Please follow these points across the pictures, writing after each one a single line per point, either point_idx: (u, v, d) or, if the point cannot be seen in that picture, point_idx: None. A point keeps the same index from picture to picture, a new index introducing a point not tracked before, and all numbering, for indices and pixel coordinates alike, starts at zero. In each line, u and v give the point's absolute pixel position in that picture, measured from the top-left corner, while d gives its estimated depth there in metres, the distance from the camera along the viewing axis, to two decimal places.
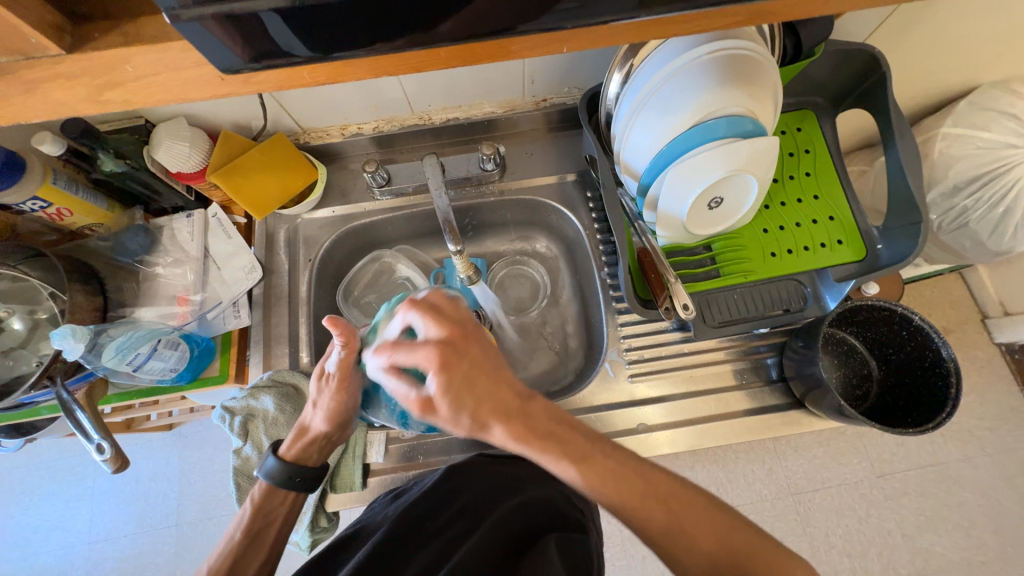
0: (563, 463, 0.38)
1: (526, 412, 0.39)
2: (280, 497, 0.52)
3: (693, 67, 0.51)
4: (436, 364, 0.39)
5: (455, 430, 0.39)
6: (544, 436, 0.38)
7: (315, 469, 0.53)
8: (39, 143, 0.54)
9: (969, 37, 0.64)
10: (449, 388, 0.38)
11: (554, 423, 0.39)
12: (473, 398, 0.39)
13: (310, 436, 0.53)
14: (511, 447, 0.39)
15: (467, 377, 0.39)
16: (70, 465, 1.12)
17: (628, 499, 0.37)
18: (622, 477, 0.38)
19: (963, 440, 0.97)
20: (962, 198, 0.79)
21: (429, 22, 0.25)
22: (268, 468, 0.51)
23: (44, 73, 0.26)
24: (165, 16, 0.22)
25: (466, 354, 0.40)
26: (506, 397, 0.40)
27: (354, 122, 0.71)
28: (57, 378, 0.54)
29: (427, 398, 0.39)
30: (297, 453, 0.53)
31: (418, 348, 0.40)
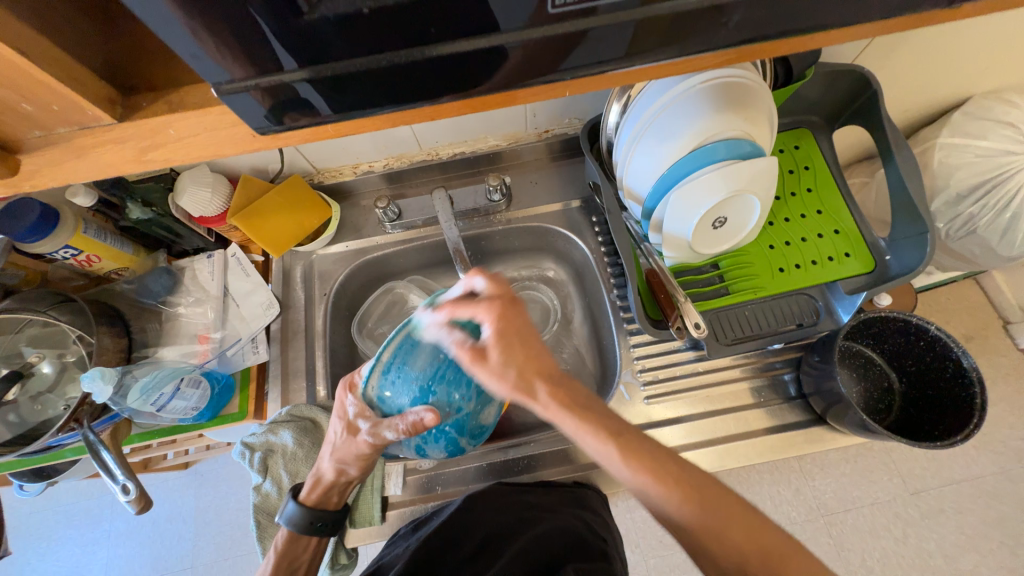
0: (604, 440, 0.40)
1: (569, 383, 0.42)
2: (304, 544, 0.53)
3: (690, 96, 0.53)
4: (496, 315, 0.41)
5: (500, 386, 0.41)
6: (584, 408, 0.41)
7: (336, 513, 0.53)
8: (72, 195, 0.58)
9: (957, 52, 0.66)
10: (506, 338, 0.41)
11: (595, 403, 0.42)
12: (524, 353, 0.42)
13: (328, 483, 0.52)
14: (553, 412, 0.41)
15: (522, 332, 0.42)
16: (87, 508, 1.12)
17: (667, 486, 0.39)
18: (659, 461, 0.40)
19: (999, 452, 0.93)
20: (968, 205, 0.80)
21: (442, 78, 0.28)
22: (289, 514, 0.51)
23: (97, 140, 0.29)
24: (213, 91, 0.25)
25: (517, 315, 0.42)
26: (551, 363, 0.43)
27: (366, 161, 0.74)
28: (83, 421, 0.56)
29: (479, 347, 0.41)
30: (316, 497, 0.53)
31: (479, 303, 0.42)
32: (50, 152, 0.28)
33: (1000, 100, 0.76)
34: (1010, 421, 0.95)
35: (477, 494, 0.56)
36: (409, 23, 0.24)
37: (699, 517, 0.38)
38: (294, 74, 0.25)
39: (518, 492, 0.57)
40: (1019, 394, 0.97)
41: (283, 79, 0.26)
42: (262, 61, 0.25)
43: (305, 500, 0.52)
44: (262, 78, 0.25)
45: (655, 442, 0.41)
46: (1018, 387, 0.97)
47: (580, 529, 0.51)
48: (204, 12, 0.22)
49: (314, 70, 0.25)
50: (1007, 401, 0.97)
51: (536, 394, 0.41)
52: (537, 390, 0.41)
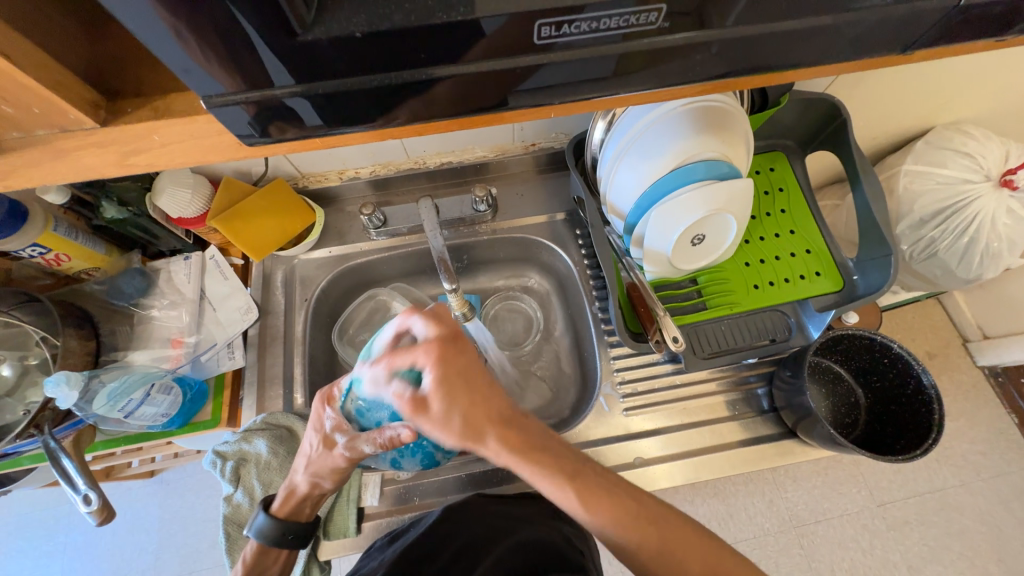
0: (556, 484, 0.38)
1: (518, 423, 0.40)
2: (273, 556, 0.51)
3: (671, 118, 0.55)
4: (435, 360, 0.39)
5: (446, 437, 0.38)
6: (537, 449, 0.39)
7: (307, 525, 0.52)
8: (43, 192, 0.56)
9: (919, 87, 0.70)
10: (449, 381, 0.39)
11: (552, 439, 0.41)
12: (468, 399, 0.39)
13: (300, 496, 0.51)
14: (504, 459, 0.38)
15: (466, 373, 0.39)
16: (42, 519, 1.06)
17: (623, 520, 0.38)
18: (614, 497, 0.39)
19: (958, 465, 0.97)
20: (929, 229, 0.84)
21: (432, 95, 0.28)
22: (259, 526, 0.50)
23: (78, 143, 0.28)
24: (202, 101, 0.26)
25: (462, 354, 0.40)
26: (499, 405, 0.40)
27: (352, 167, 0.74)
28: (44, 427, 0.53)
29: (421, 397, 0.38)
30: (288, 509, 0.51)
31: (417, 348, 0.40)
32: (25, 153, 0.28)
33: (959, 132, 0.81)
34: (968, 436, 1.00)
35: (456, 505, 0.55)
36: (404, 45, 0.25)
37: (656, 543, 0.38)
38: (288, 89, 0.26)
39: (496, 503, 0.57)
40: (977, 409, 1.02)
41: (276, 93, 0.26)
42: (253, 74, 0.25)
43: (277, 513, 0.51)
44: (254, 91, 0.26)
45: (608, 478, 0.40)
46: (976, 403, 1.02)
47: (556, 541, 0.51)
48: (197, 24, 0.22)
49: (307, 86, 0.26)
50: (966, 416, 1.01)
51: (486, 441, 0.38)
52: (484, 437, 0.38)
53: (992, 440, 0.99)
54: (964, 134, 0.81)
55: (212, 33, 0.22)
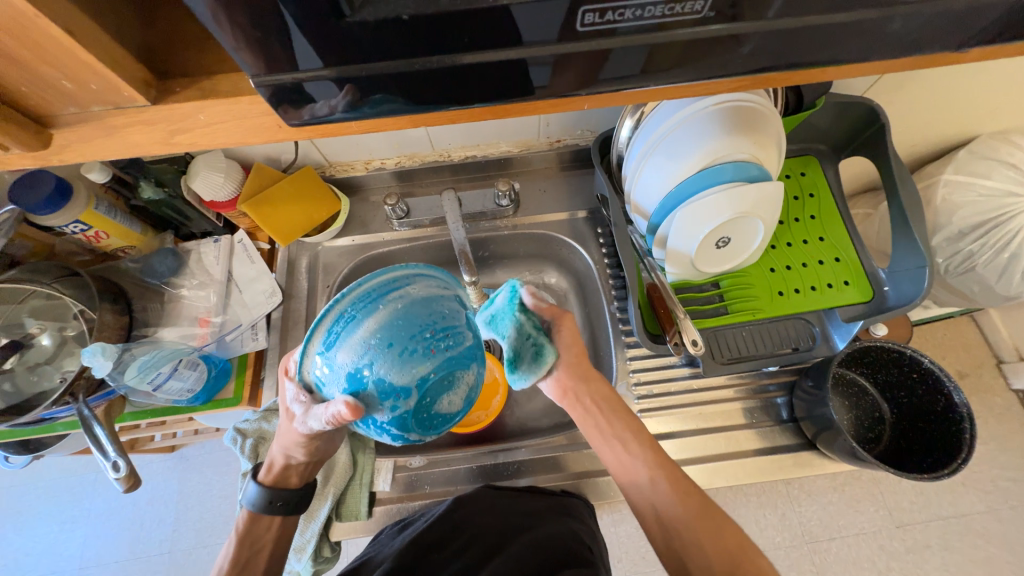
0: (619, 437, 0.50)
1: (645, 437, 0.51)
2: (265, 525, 0.52)
3: (702, 117, 0.54)
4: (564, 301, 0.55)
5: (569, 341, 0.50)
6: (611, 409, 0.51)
7: (294, 491, 0.52)
8: (87, 170, 0.59)
9: (965, 93, 0.67)
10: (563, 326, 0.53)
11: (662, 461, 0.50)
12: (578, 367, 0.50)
13: (283, 466, 0.51)
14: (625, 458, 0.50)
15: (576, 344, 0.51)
16: (69, 485, 1.11)
17: (657, 482, 0.48)
18: (661, 459, 0.49)
19: (987, 491, 0.94)
20: (968, 243, 0.81)
21: (468, 84, 0.28)
22: (250, 495, 0.51)
23: (128, 120, 0.29)
24: (249, 81, 0.26)
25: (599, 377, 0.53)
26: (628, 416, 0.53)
27: (378, 158, 0.75)
28: (78, 396, 0.56)
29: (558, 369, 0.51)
30: (276, 477, 0.52)
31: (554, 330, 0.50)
32: (80, 128, 0.29)
33: (1006, 142, 0.77)
34: (999, 460, 0.96)
35: (466, 495, 0.56)
36: (441, 31, 0.25)
37: (683, 513, 0.46)
38: (317, 72, 0.26)
39: (506, 496, 0.57)
40: (1010, 434, 0.97)
41: (321, 75, 0.26)
42: (296, 57, 0.26)
43: (266, 481, 0.52)
44: (287, 74, 0.26)
45: (691, 480, 0.49)
46: (1009, 427, 0.98)
47: (567, 536, 0.51)
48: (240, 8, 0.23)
49: (335, 69, 0.26)
50: (997, 440, 0.97)
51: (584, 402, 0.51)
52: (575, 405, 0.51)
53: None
54: (1012, 144, 0.77)
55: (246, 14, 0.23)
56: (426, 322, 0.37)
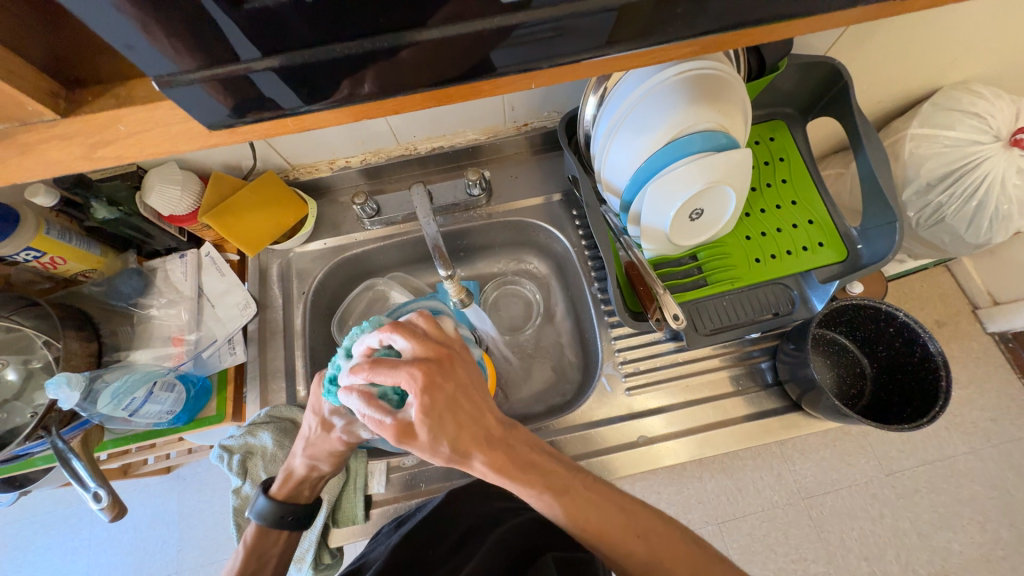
0: (531, 482, 0.42)
1: (508, 440, 0.43)
2: (272, 538, 0.54)
3: (664, 88, 0.53)
4: (421, 388, 0.39)
5: (433, 460, 0.40)
6: (522, 465, 0.42)
7: (307, 506, 0.56)
8: (32, 194, 0.56)
9: (926, 44, 0.67)
10: (433, 413, 0.39)
11: (531, 453, 0.43)
12: (454, 424, 0.40)
13: (298, 478, 0.56)
14: (491, 478, 0.41)
15: (451, 401, 0.40)
16: (64, 517, 1.09)
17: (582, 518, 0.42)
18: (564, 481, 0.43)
19: (968, 432, 0.97)
20: (937, 194, 0.82)
21: (408, 68, 0.27)
22: (260, 508, 0.53)
23: (41, 136, 0.27)
24: (155, 83, 0.25)
25: (448, 377, 0.41)
26: (488, 425, 0.42)
27: (342, 156, 0.73)
28: (51, 428, 0.54)
29: (409, 424, 0.39)
30: (286, 492, 0.56)
31: (400, 367, 0.40)
32: None
33: (968, 91, 0.78)
34: (978, 402, 0.99)
35: (460, 488, 0.56)
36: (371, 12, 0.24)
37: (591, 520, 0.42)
38: (255, 63, 0.25)
39: (501, 485, 0.57)
40: (987, 376, 1.01)
41: (243, 68, 0.25)
42: (213, 49, 0.24)
43: (276, 495, 0.55)
44: (214, 69, 0.25)
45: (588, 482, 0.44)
46: (986, 370, 1.01)
47: (562, 521, 0.52)
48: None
49: (278, 57, 0.25)
50: (976, 383, 1.00)
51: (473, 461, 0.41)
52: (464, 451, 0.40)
53: (1001, 406, 0.98)
54: (974, 93, 0.78)
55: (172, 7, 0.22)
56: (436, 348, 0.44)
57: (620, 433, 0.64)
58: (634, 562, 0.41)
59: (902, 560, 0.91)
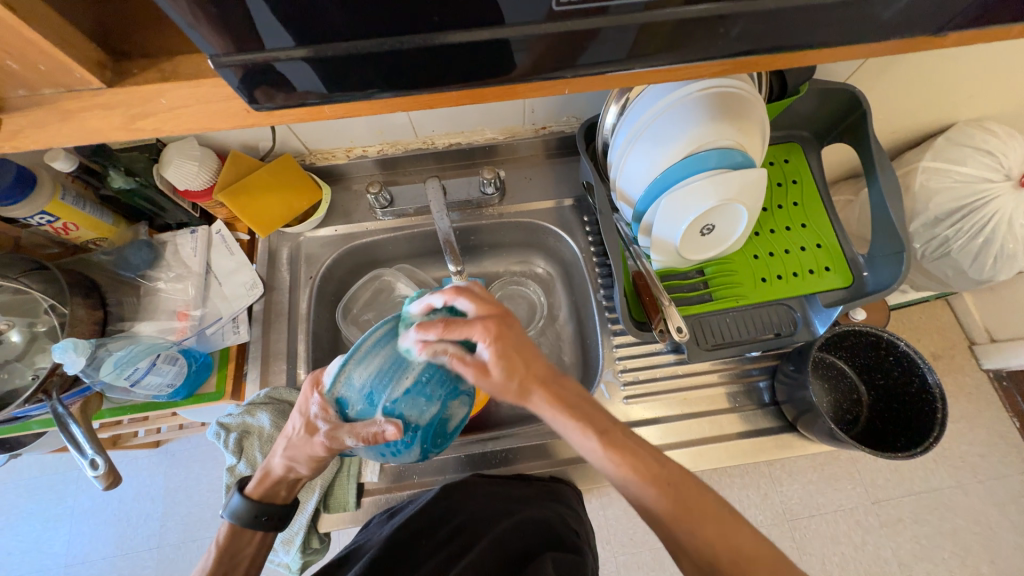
0: (591, 439, 0.41)
1: (560, 379, 0.43)
2: (247, 538, 0.51)
3: (685, 102, 0.54)
4: (493, 337, 0.41)
5: (502, 395, 0.42)
6: (574, 408, 0.41)
7: (283, 508, 0.52)
8: (51, 159, 0.55)
9: (944, 79, 0.68)
10: (507, 354, 0.41)
11: (584, 399, 0.43)
12: (524, 364, 0.42)
13: (275, 478, 0.51)
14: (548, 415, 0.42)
15: (519, 346, 0.42)
16: (51, 483, 1.09)
17: (641, 481, 0.39)
18: (626, 443, 0.41)
19: (956, 466, 0.97)
20: (944, 228, 0.83)
21: (442, 67, 0.28)
22: (233, 507, 0.50)
23: (84, 105, 0.28)
24: (209, 63, 0.25)
25: (512, 331, 0.42)
26: (546, 365, 0.43)
27: (359, 145, 0.73)
28: (52, 393, 0.54)
29: (480, 363, 0.41)
30: (262, 491, 0.51)
31: (474, 322, 0.41)
32: (29, 112, 0.27)
33: (981, 129, 0.79)
34: (968, 437, 1.00)
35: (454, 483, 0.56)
36: (410, 10, 0.24)
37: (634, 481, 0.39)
38: (289, 52, 0.25)
39: (495, 483, 0.57)
40: (979, 412, 1.01)
41: (269, 58, 0.25)
42: (243, 35, 0.24)
43: (250, 493, 0.51)
44: (252, 55, 0.25)
45: (635, 442, 0.41)
46: (978, 406, 1.02)
47: (553, 522, 0.52)
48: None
49: (315, 50, 0.25)
50: (967, 418, 1.01)
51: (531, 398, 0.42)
52: (528, 389, 0.41)
53: (991, 443, 0.99)
54: (987, 131, 0.79)
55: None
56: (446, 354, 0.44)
57: None
58: (667, 516, 0.39)
59: None
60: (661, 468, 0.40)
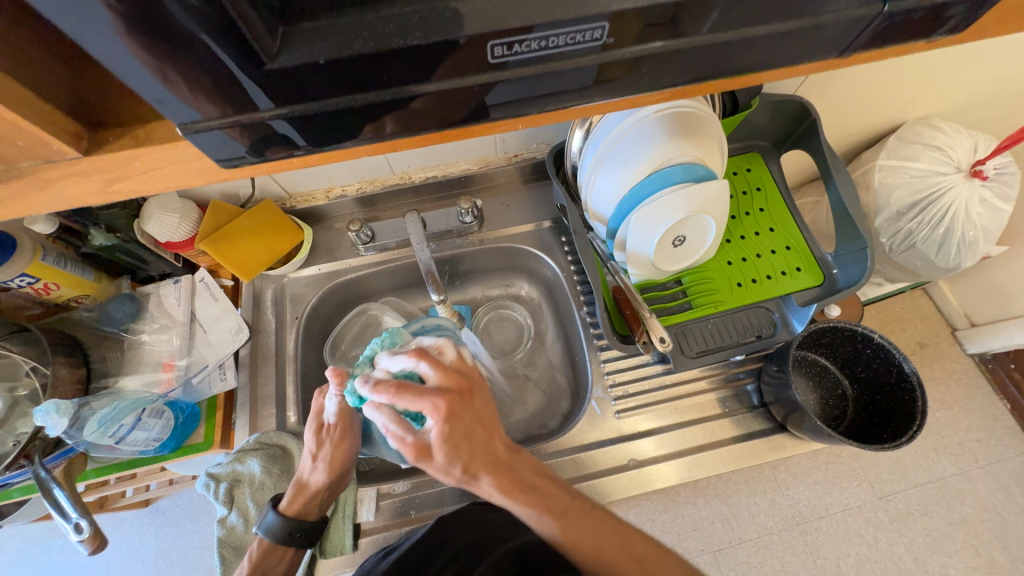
0: (540, 514, 0.46)
1: (513, 465, 0.47)
2: (278, 555, 0.52)
3: (645, 125, 0.57)
4: (443, 414, 0.41)
5: (447, 478, 0.44)
6: (528, 489, 0.46)
7: (315, 524, 0.53)
8: (31, 222, 0.56)
9: (889, 83, 0.72)
10: (449, 440, 0.42)
11: (539, 475, 0.48)
12: (472, 449, 0.44)
13: (311, 490, 0.54)
14: (497, 497, 0.45)
15: (466, 438, 0.43)
16: (34, 556, 1.04)
17: (585, 538, 0.45)
18: (568, 508, 0.47)
19: (956, 453, 0.98)
20: (906, 221, 0.86)
21: (404, 116, 0.29)
22: (269, 523, 0.51)
23: (63, 173, 0.29)
24: (177, 128, 0.27)
25: (463, 409, 0.43)
26: (498, 450, 0.46)
27: (338, 185, 0.75)
28: (34, 457, 0.53)
29: (425, 442, 0.43)
30: (297, 508, 0.53)
31: (424, 394, 0.41)
32: (10, 184, 0.29)
33: (928, 127, 0.83)
34: (963, 423, 1.01)
35: (451, 516, 0.56)
36: (366, 70, 0.26)
37: (575, 536, 0.45)
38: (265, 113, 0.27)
39: (493, 511, 0.57)
40: (970, 396, 1.03)
41: (250, 117, 0.27)
42: (224, 100, 0.26)
43: (284, 511, 0.53)
44: (228, 116, 0.27)
45: (575, 499, 0.48)
46: (968, 390, 1.04)
47: (551, 544, 0.52)
48: (172, 60, 0.23)
49: (286, 109, 0.27)
50: (960, 404, 1.03)
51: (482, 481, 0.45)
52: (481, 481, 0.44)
53: (986, 426, 1.01)
54: (933, 128, 0.83)
55: (196, 67, 0.24)
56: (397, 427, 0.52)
57: (611, 456, 0.65)
58: (605, 567, 0.45)
59: None
60: (602, 520, 0.47)
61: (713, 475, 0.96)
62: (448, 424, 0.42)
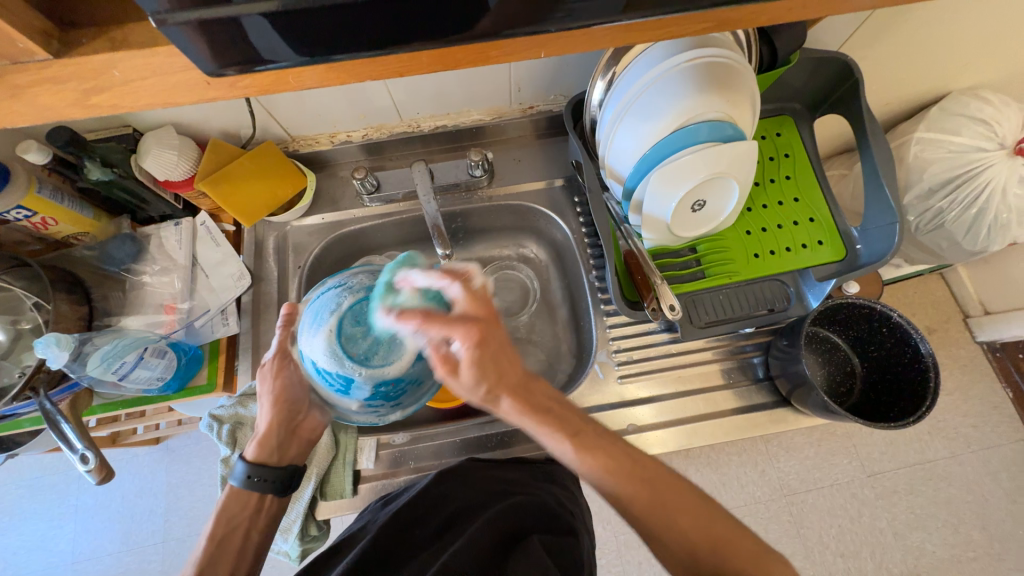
0: (561, 437, 0.44)
1: (529, 387, 0.46)
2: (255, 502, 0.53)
3: (673, 75, 0.52)
4: (472, 341, 0.42)
5: (469, 396, 0.44)
6: (545, 411, 0.45)
7: (276, 469, 0.53)
8: (24, 151, 0.54)
9: (943, 44, 0.66)
10: (480, 362, 0.43)
11: (552, 400, 0.46)
12: (495, 372, 0.43)
13: (265, 434, 0.54)
14: (515, 419, 0.45)
15: (495, 356, 0.44)
16: (52, 482, 1.09)
17: (625, 485, 0.42)
18: (593, 438, 0.44)
19: (950, 437, 0.98)
20: (937, 199, 0.82)
21: (413, 24, 0.26)
22: (234, 472, 0.52)
23: (33, 78, 0.27)
24: (150, 20, 0.23)
25: (492, 334, 0.44)
26: (517, 376, 0.45)
27: (343, 130, 0.72)
28: (39, 389, 0.53)
29: (454, 361, 0.43)
30: (258, 455, 0.54)
31: (454, 323, 0.42)
32: None
33: (975, 98, 0.77)
34: (962, 409, 1.00)
35: (448, 470, 0.56)
36: None
37: (615, 481, 0.42)
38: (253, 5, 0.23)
39: (490, 467, 0.58)
40: (972, 383, 1.02)
41: (230, 12, 0.24)
42: None
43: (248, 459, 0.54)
44: (205, 9, 0.23)
45: (608, 435, 0.45)
46: (972, 377, 1.03)
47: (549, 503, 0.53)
48: None
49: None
50: (961, 390, 1.02)
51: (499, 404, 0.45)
52: (501, 403, 0.44)
53: (985, 413, 1.00)
54: (980, 99, 0.77)
55: None
56: (310, 362, 0.49)
57: (610, 420, 0.65)
58: (650, 520, 0.42)
59: (876, 558, 0.93)
60: (632, 453, 0.44)
61: (706, 445, 0.98)
62: (477, 344, 0.42)
